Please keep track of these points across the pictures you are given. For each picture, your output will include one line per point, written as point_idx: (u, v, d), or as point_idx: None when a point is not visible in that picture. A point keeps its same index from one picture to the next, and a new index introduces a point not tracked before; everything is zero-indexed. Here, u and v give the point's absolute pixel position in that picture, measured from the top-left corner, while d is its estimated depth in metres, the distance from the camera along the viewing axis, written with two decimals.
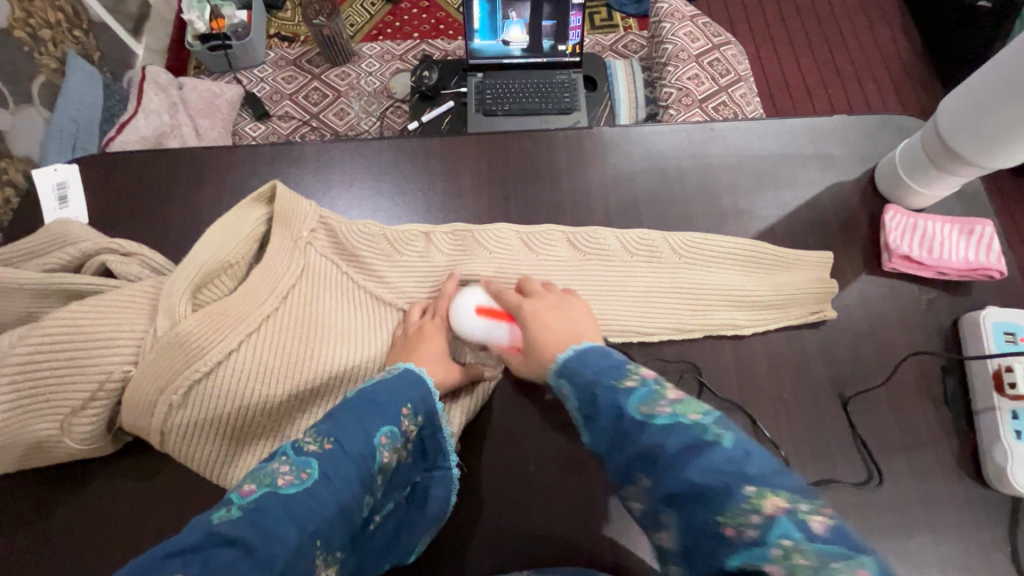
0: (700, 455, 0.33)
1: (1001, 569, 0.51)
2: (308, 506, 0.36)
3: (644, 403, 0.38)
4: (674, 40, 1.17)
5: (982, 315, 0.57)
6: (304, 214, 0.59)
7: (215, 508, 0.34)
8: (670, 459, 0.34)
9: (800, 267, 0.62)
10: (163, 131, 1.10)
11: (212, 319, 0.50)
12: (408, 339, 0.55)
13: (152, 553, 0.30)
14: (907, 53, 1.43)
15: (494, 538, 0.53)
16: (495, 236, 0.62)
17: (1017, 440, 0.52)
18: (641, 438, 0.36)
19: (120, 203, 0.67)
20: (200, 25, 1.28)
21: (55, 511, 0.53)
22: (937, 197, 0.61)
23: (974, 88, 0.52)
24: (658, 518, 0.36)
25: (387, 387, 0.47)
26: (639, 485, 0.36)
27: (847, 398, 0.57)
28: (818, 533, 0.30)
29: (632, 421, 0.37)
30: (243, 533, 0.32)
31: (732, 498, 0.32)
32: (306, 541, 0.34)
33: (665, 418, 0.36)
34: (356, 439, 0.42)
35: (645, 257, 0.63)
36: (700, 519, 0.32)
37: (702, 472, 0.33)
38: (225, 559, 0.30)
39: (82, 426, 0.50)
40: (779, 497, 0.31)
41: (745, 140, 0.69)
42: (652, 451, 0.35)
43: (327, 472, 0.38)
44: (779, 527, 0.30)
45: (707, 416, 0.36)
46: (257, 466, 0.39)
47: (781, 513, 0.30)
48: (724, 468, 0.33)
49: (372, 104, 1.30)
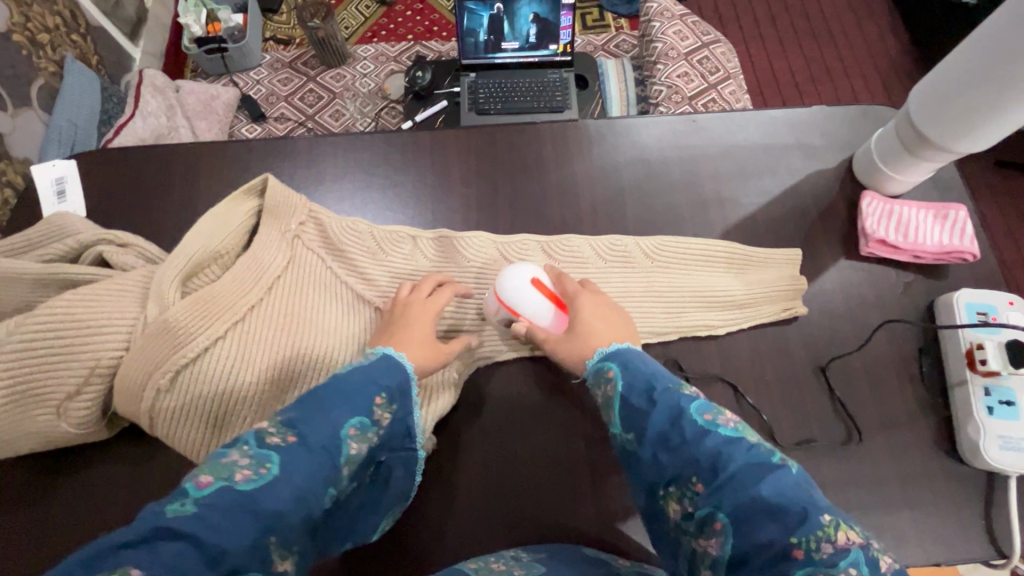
0: (773, 473, 0.37)
1: (975, 543, 0.52)
2: (262, 502, 0.36)
3: (707, 412, 0.43)
4: (664, 39, 1.19)
5: (956, 295, 0.58)
6: (294, 206, 0.61)
7: (171, 498, 0.34)
8: (740, 470, 0.38)
9: (770, 265, 0.64)
10: (160, 132, 1.12)
11: (199, 306, 0.51)
12: (391, 321, 0.55)
13: (105, 542, 0.31)
14: (894, 50, 1.46)
15: (482, 517, 0.54)
16: (477, 243, 0.64)
17: (989, 415, 0.54)
18: (704, 443, 0.40)
19: (117, 199, 0.68)
20: (195, 28, 1.30)
21: (51, 498, 0.54)
22: (911, 183, 0.63)
23: (944, 76, 0.54)
24: (706, 526, 0.38)
25: (361, 372, 0.48)
26: (694, 491, 0.40)
27: (824, 365, 0.59)
28: (885, 570, 0.34)
29: (694, 427, 0.42)
30: (192, 529, 0.32)
31: (806, 522, 0.35)
32: (258, 538, 0.35)
33: (730, 430, 0.41)
34: (320, 432, 0.42)
35: (617, 264, 0.64)
36: (771, 535, 0.35)
37: (774, 489, 0.37)
38: (175, 553, 0.31)
39: (79, 411, 0.51)
40: (852, 532, 0.35)
41: (727, 130, 0.71)
42: (716, 459, 0.39)
43: (285, 469, 0.38)
44: (850, 557, 0.34)
45: (766, 443, 0.41)
46: (216, 453, 0.38)
47: (854, 546, 0.34)
48: (795, 490, 0.37)
49: (367, 104, 1.31)
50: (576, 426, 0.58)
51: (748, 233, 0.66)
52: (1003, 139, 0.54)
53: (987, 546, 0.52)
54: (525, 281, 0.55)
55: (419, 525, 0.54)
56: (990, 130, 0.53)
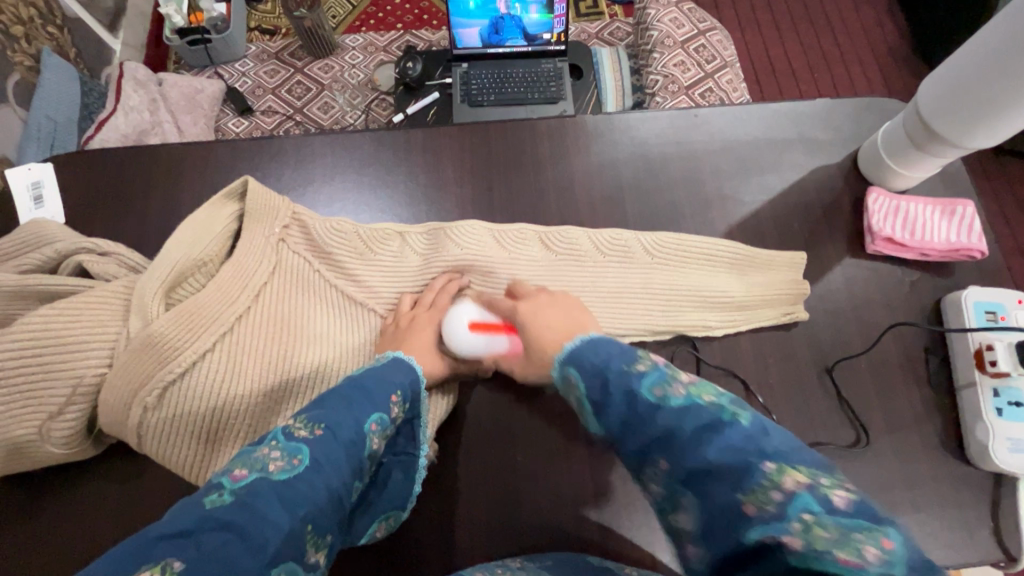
0: (719, 434, 0.33)
1: (983, 544, 0.52)
2: (299, 490, 0.35)
3: (657, 386, 0.38)
4: (660, 27, 1.16)
5: (964, 294, 0.57)
6: (276, 209, 0.58)
7: (206, 489, 0.34)
8: (688, 438, 0.34)
9: (772, 268, 0.62)
10: (143, 128, 1.08)
11: (184, 319, 0.49)
12: (399, 330, 0.56)
13: (144, 535, 0.30)
14: (891, 36, 1.44)
15: (484, 529, 0.53)
16: (468, 232, 0.61)
17: (998, 416, 0.53)
18: (656, 421, 0.36)
19: (97, 203, 0.65)
20: (177, 20, 1.25)
21: (40, 516, 0.53)
22: (917, 179, 0.61)
23: (954, 67, 0.52)
24: (675, 500, 0.35)
25: (378, 376, 0.48)
26: (659, 468, 0.36)
27: (830, 366, 0.58)
28: (841, 506, 0.30)
29: (646, 404, 0.37)
30: (235, 519, 0.31)
31: (751, 475, 0.31)
32: (298, 527, 0.34)
33: (681, 400, 0.36)
34: (347, 426, 0.42)
35: (616, 257, 0.62)
36: (720, 497, 0.32)
37: (719, 450, 0.33)
38: (215, 542, 0.30)
39: (60, 432, 0.49)
40: (798, 474, 0.31)
41: (728, 124, 0.69)
42: (668, 433, 0.35)
43: (318, 458, 0.38)
44: (799, 501, 0.30)
45: (720, 400, 0.36)
46: (245, 450, 0.38)
47: (802, 489, 0.30)
48: (742, 445, 0.33)
49: (356, 96, 1.28)
50: (579, 432, 0.57)
51: (751, 230, 0.64)
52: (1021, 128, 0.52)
53: (994, 547, 0.52)
54: (462, 329, 0.55)
55: (419, 537, 0.53)
56: (1004, 120, 0.51)
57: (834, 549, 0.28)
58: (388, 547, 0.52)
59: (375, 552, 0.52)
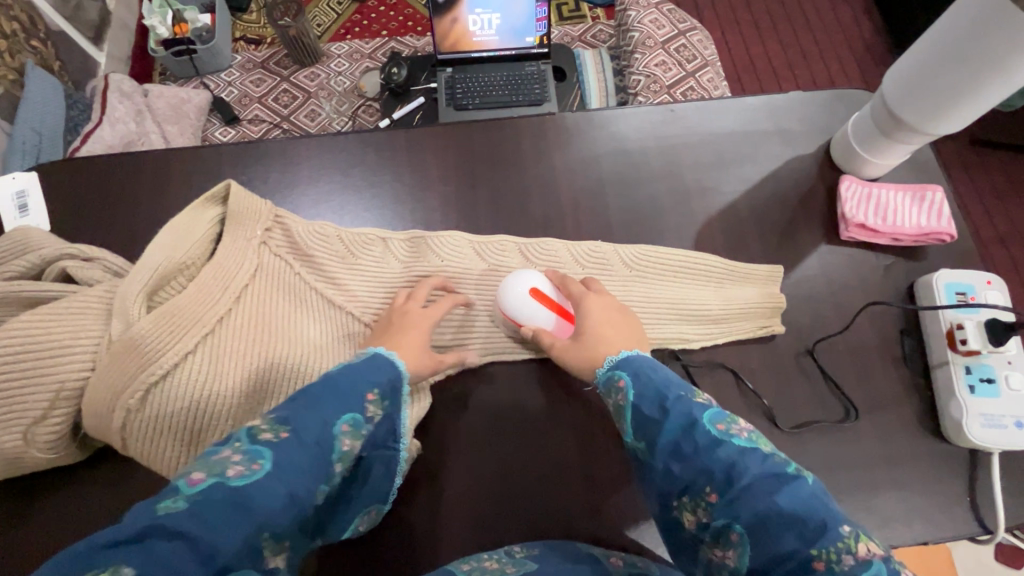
0: (787, 484, 0.37)
1: (961, 518, 0.53)
2: (256, 497, 0.36)
3: (720, 421, 0.42)
4: (641, 28, 1.18)
5: (935, 277, 0.59)
6: (259, 213, 0.59)
7: (162, 495, 0.34)
8: (753, 482, 0.38)
9: (748, 281, 0.63)
10: (130, 139, 1.09)
11: (166, 320, 0.49)
12: (390, 325, 0.56)
13: (98, 538, 0.31)
14: (868, 32, 1.47)
15: (472, 520, 0.53)
16: (450, 244, 0.63)
17: (970, 393, 0.55)
18: (719, 454, 0.40)
19: (83, 211, 0.66)
20: (162, 31, 1.26)
21: (29, 521, 0.53)
22: (887, 166, 0.63)
23: (914, 59, 0.54)
24: (722, 536, 0.38)
25: (350, 374, 0.48)
26: (709, 501, 0.39)
27: (812, 348, 0.60)
28: None
29: (706, 436, 0.41)
30: (186, 525, 0.32)
31: (825, 533, 0.35)
32: (253, 534, 0.34)
33: (744, 440, 0.41)
34: (311, 429, 0.42)
35: (595, 271, 0.63)
36: (790, 544, 0.35)
37: (791, 498, 0.36)
38: (161, 551, 0.31)
39: (47, 435, 0.49)
40: (872, 543, 0.34)
41: (705, 119, 0.70)
42: (730, 470, 0.39)
43: (278, 465, 0.38)
44: (874, 568, 0.33)
45: (779, 453, 0.40)
46: (208, 452, 0.38)
47: (876, 558, 0.33)
48: (811, 500, 0.36)
49: (343, 103, 1.29)
50: (566, 421, 0.57)
51: (729, 221, 0.65)
52: (1005, 96, 0.52)
53: (973, 521, 0.53)
54: (523, 293, 0.56)
55: (409, 530, 0.53)
56: (979, 95, 0.51)
57: None
58: (379, 540, 0.53)
59: (365, 547, 0.52)
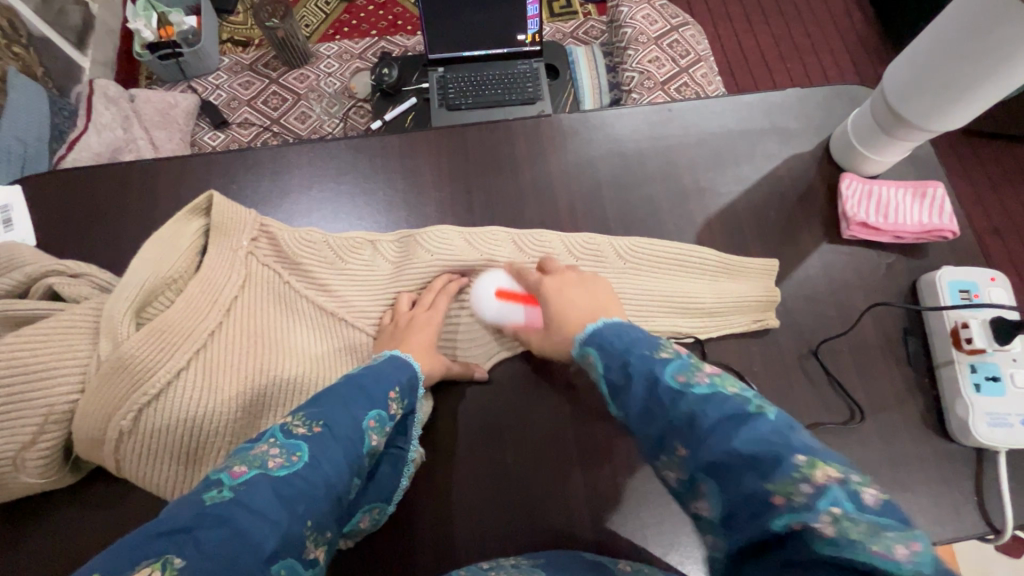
0: (745, 423, 0.33)
1: (969, 518, 0.53)
2: (298, 488, 0.36)
3: (681, 372, 0.38)
4: (633, 24, 1.17)
5: (938, 275, 0.59)
6: (243, 221, 0.57)
7: (205, 488, 0.34)
8: (713, 425, 0.33)
9: (743, 276, 0.62)
10: (117, 146, 1.07)
11: (156, 338, 0.48)
12: (398, 328, 0.57)
13: (145, 530, 0.30)
14: (860, 24, 1.46)
15: (477, 533, 0.52)
16: (437, 236, 0.61)
17: (976, 392, 0.54)
18: (679, 406, 0.36)
19: (69, 225, 0.64)
20: (147, 35, 1.23)
21: (21, 548, 0.51)
22: (888, 163, 0.63)
23: (915, 55, 0.53)
24: (695, 487, 0.34)
25: (373, 373, 0.48)
26: (678, 455, 0.35)
27: (816, 348, 0.59)
28: (871, 504, 0.29)
29: (669, 390, 0.37)
30: (236, 515, 0.32)
31: (781, 466, 0.30)
32: (297, 523, 0.34)
33: (704, 387, 0.36)
34: (345, 423, 0.42)
35: (588, 262, 0.62)
36: (747, 487, 0.31)
37: (748, 439, 0.32)
38: (216, 538, 0.30)
39: (35, 460, 0.48)
40: (831, 468, 0.30)
41: (701, 118, 0.69)
42: (690, 420, 0.35)
43: (317, 456, 0.38)
44: (830, 495, 0.29)
45: (746, 392, 0.36)
46: (243, 447, 0.38)
47: (833, 484, 0.29)
48: (771, 436, 0.32)
49: (333, 105, 1.27)
50: (569, 429, 0.57)
51: (729, 222, 0.65)
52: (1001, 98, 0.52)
53: (981, 520, 0.53)
54: (490, 293, 0.60)
55: (412, 546, 0.52)
56: (977, 97, 0.51)
57: (866, 542, 0.27)
58: (381, 558, 0.51)
59: (367, 565, 0.51)
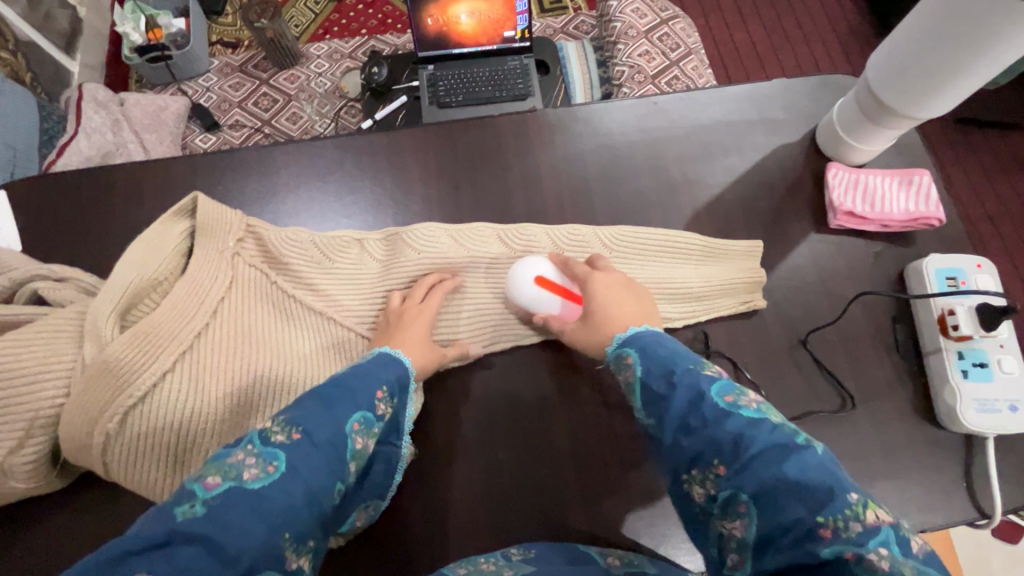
0: (794, 454, 0.35)
1: (959, 504, 0.53)
2: (272, 499, 0.35)
3: (727, 394, 0.40)
4: (623, 18, 1.17)
5: (925, 262, 0.59)
6: (229, 223, 0.57)
7: (177, 499, 0.33)
8: (759, 451, 0.36)
9: (728, 257, 0.62)
10: (107, 149, 1.06)
11: (140, 341, 0.48)
12: (390, 322, 0.57)
13: (118, 545, 0.30)
14: (851, 14, 1.46)
15: (469, 529, 0.52)
16: (422, 233, 0.61)
17: (963, 378, 0.54)
18: (725, 425, 0.38)
19: (55, 230, 0.64)
20: (136, 37, 1.23)
21: (12, 552, 0.51)
22: (875, 152, 0.63)
23: (900, 42, 0.53)
24: (729, 507, 0.37)
25: (357, 372, 0.48)
26: (715, 473, 0.37)
27: (805, 337, 0.59)
28: (916, 552, 0.31)
29: (714, 408, 0.40)
30: (205, 532, 0.32)
31: (833, 502, 0.33)
32: (272, 536, 0.34)
33: (753, 411, 0.39)
34: (324, 429, 0.41)
35: (574, 253, 0.62)
36: (793, 514, 0.33)
37: (799, 469, 0.35)
38: (187, 556, 0.31)
39: (23, 466, 0.48)
40: (881, 510, 0.32)
41: (688, 110, 0.69)
42: (738, 439, 0.37)
43: (294, 465, 0.38)
44: (879, 536, 0.31)
45: (789, 423, 0.38)
46: (221, 453, 0.38)
47: (884, 525, 0.32)
48: (818, 469, 0.34)
49: (325, 104, 1.26)
50: (559, 423, 0.56)
51: (716, 214, 0.64)
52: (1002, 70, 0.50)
53: (970, 505, 0.53)
54: (529, 278, 0.56)
55: (403, 543, 0.52)
56: (966, 77, 0.50)
57: None
58: (374, 557, 0.51)
59: (359, 564, 0.51)
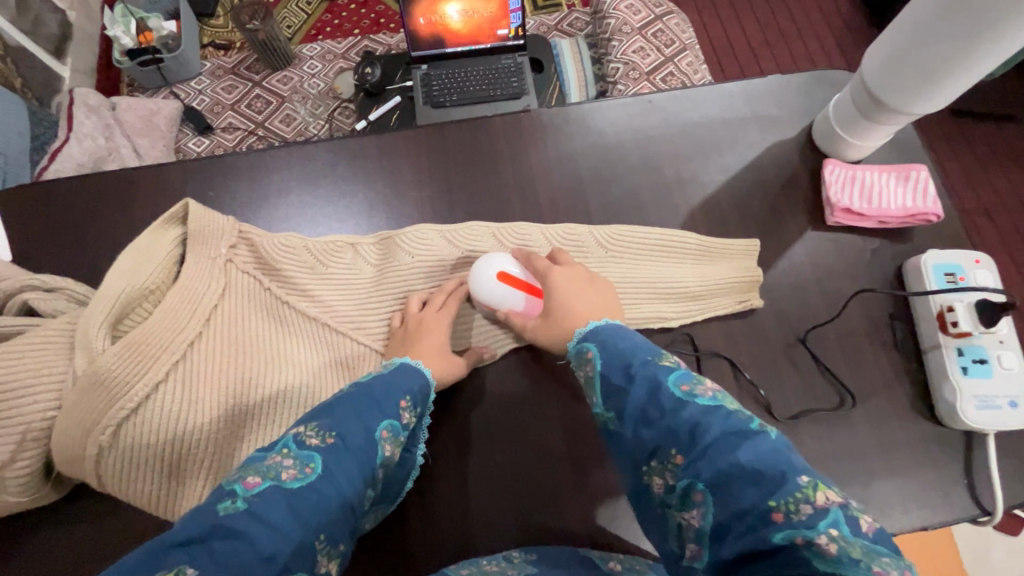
0: (750, 439, 0.34)
1: (960, 501, 0.53)
2: (311, 501, 0.35)
3: (684, 383, 0.39)
4: (617, 15, 1.17)
5: (923, 259, 0.58)
6: (220, 230, 0.56)
7: (218, 498, 0.34)
8: (716, 438, 0.35)
9: (725, 257, 0.62)
10: (99, 155, 1.04)
11: (132, 352, 0.47)
12: (409, 331, 0.56)
13: (160, 541, 0.30)
14: (846, 7, 1.45)
15: (468, 535, 0.52)
16: (415, 236, 0.61)
17: (963, 375, 0.54)
18: (681, 414, 0.37)
19: (46, 238, 0.63)
20: (126, 41, 1.22)
21: (7, 566, 0.51)
22: (871, 148, 0.62)
23: (895, 37, 0.53)
24: (687, 497, 0.35)
25: (382, 381, 0.47)
26: (674, 463, 0.36)
27: (803, 336, 0.59)
28: (866, 531, 0.30)
29: (672, 398, 0.38)
30: (250, 527, 0.32)
31: (785, 484, 0.32)
32: (308, 538, 0.34)
33: (708, 400, 0.37)
34: (358, 433, 0.41)
35: (570, 253, 0.61)
36: (746, 499, 0.32)
37: (752, 454, 0.33)
38: (230, 549, 0.30)
39: (15, 480, 0.47)
40: (831, 492, 0.32)
41: (683, 107, 0.69)
42: (694, 427, 0.36)
43: (330, 468, 0.38)
44: (830, 517, 0.30)
45: (746, 409, 0.37)
46: (256, 456, 0.38)
47: (834, 506, 0.31)
48: (774, 455, 0.33)
49: (318, 106, 1.26)
50: (557, 427, 0.56)
51: (712, 213, 0.64)
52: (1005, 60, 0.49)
53: (970, 503, 0.53)
54: (491, 274, 0.54)
55: (402, 551, 0.51)
56: (962, 72, 0.50)
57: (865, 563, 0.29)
58: (372, 565, 0.51)
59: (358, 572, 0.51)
